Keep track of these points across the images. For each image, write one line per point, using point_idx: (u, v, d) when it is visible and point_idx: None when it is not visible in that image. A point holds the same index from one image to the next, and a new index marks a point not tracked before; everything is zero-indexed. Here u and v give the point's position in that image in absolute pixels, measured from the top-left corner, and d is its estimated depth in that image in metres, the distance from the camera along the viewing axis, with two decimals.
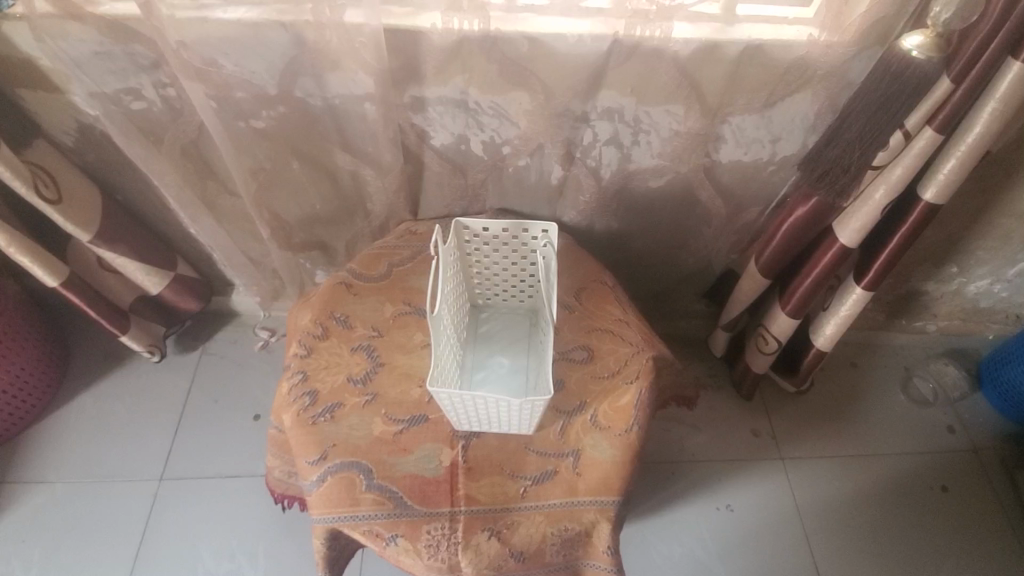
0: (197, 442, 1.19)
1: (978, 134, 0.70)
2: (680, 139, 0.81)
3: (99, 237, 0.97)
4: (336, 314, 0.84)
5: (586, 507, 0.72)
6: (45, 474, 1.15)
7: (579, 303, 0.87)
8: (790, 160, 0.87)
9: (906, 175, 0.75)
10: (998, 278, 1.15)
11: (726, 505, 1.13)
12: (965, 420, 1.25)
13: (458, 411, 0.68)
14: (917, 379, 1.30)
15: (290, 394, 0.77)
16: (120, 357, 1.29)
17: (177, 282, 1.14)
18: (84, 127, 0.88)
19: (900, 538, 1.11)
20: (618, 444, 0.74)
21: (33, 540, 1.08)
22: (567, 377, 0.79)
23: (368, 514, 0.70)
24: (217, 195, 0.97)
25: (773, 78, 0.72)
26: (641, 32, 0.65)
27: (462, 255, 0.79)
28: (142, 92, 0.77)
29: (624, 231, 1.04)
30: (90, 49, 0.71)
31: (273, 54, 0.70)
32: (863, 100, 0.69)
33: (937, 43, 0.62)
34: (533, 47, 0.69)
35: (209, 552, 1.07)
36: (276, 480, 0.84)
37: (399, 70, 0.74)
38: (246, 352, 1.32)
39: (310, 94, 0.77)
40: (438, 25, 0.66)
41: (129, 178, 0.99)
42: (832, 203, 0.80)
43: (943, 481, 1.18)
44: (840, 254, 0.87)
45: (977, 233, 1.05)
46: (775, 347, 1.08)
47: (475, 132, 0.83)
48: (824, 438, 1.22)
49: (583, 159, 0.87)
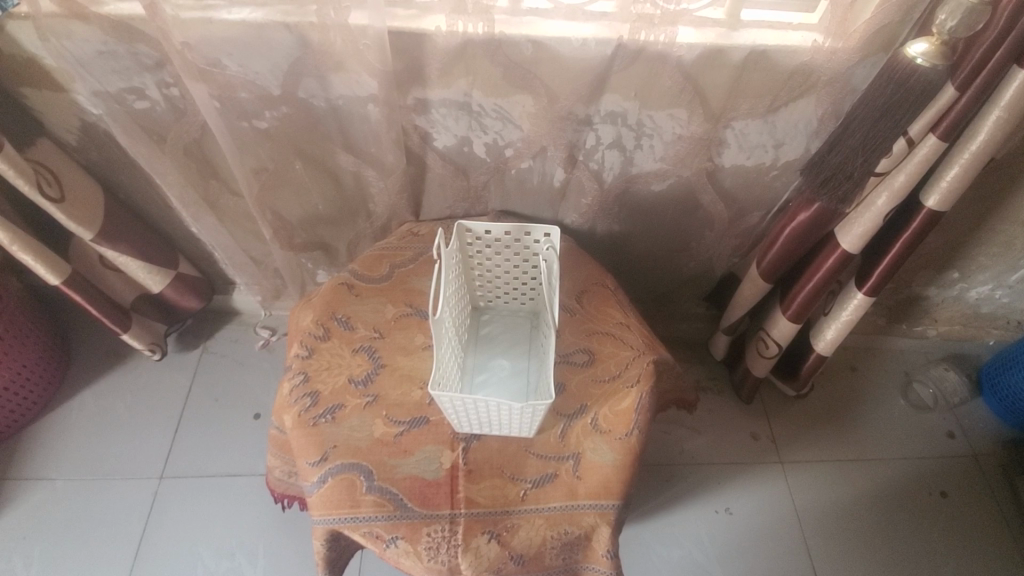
0: (198, 440, 1.19)
1: (981, 142, 0.70)
2: (683, 143, 0.81)
3: (101, 236, 0.97)
4: (337, 315, 0.84)
5: (586, 510, 0.72)
6: (47, 471, 1.15)
7: (580, 306, 0.87)
8: (793, 165, 0.87)
9: (909, 181, 0.75)
10: (999, 284, 1.15)
11: (725, 508, 1.14)
12: (965, 425, 1.25)
13: (459, 413, 0.68)
14: (917, 384, 1.30)
15: (291, 395, 0.77)
16: (121, 355, 1.29)
17: (178, 281, 1.15)
18: (87, 126, 0.88)
19: (899, 543, 1.11)
20: (618, 447, 0.74)
21: (34, 537, 1.08)
22: (568, 380, 0.79)
23: (368, 516, 0.70)
24: (219, 194, 0.97)
25: (777, 83, 0.72)
26: (645, 37, 0.64)
27: (464, 258, 0.79)
28: (146, 91, 0.77)
29: (626, 234, 1.04)
30: (94, 48, 0.71)
31: (276, 55, 0.70)
32: (867, 106, 0.69)
33: (941, 51, 0.61)
34: (537, 50, 0.69)
35: (208, 551, 1.07)
36: (276, 480, 0.84)
37: (403, 71, 0.74)
38: (247, 350, 1.32)
39: (314, 94, 0.77)
40: (442, 28, 0.66)
41: (132, 177, 0.99)
42: (835, 209, 0.80)
43: (943, 486, 1.18)
44: (842, 259, 0.87)
45: (979, 239, 1.05)
46: (776, 351, 1.08)
47: (478, 134, 0.83)
48: (824, 441, 1.22)
49: (586, 162, 0.87)
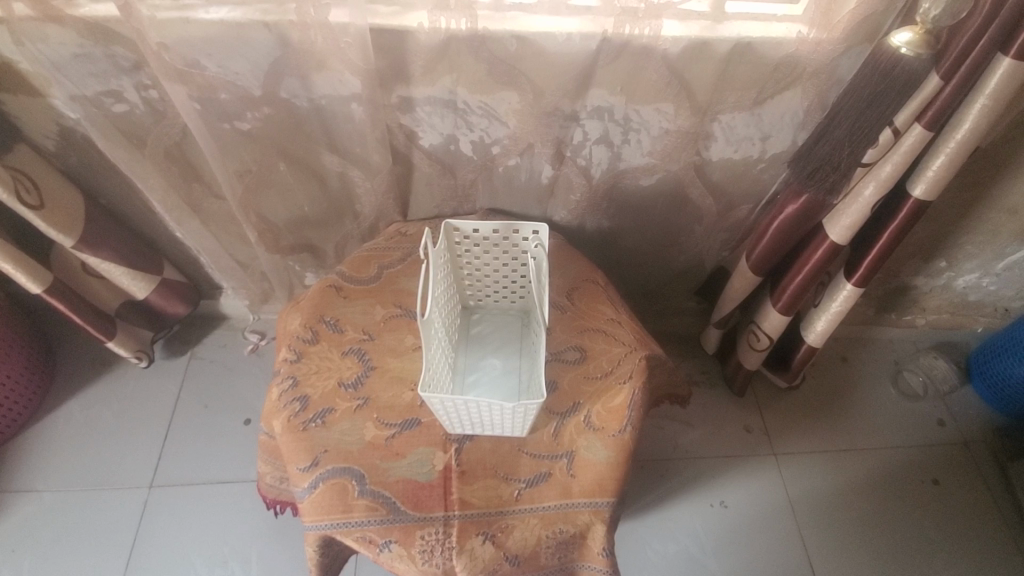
0: (188, 448, 1.18)
1: (966, 131, 0.70)
2: (670, 138, 0.81)
3: (82, 243, 0.96)
4: (326, 318, 0.83)
5: (581, 509, 0.72)
6: (34, 483, 1.13)
7: (571, 303, 0.86)
8: (781, 157, 0.87)
9: (896, 171, 0.75)
10: (986, 272, 1.16)
11: (719, 502, 1.14)
12: (955, 413, 1.26)
13: (451, 414, 0.67)
14: (906, 373, 1.31)
15: (280, 400, 0.77)
16: (107, 363, 1.27)
17: (164, 286, 1.13)
18: (65, 131, 0.86)
19: (893, 532, 1.12)
20: (612, 444, 0.74)
21: (22, 551, 1.06)
22: (560, 377, 0.78)
23: (361, 520, 0.69)
24: (202, 198, 0.95)
25: (762, 76, 0.72)
26: (630, 30, 0.64)
27: (452, 257, 0.78)
28: (124, 94, 0.76)
29: (616, 230, 1.04)
30: (69, 51, 0.69)
31: (256, 55, 0.69)
32: (853, 97, 0.69)
33: (926, 40, 0.61)
34: (522, 46, 0.68)
35: (200, 560, 1.06)
36: (268, 486, 0.84)
37: (387, 70, 0.73)
38: (235, 355, 1.30)
39: (296, 94, 0.76)
40: (425, 25, 0.65)
41: (113, 183, 0.97)
42: (823, 200, 0.80)
43: (934, 474, 1.19)
44: (831, 251, 0.87)
45: (966, 227, 1.05)
46: (767, 344, 1.08)
47: (464, 132, 0.82)
48: (816, 432, 1.23)
49: (574, 158, 0.87)
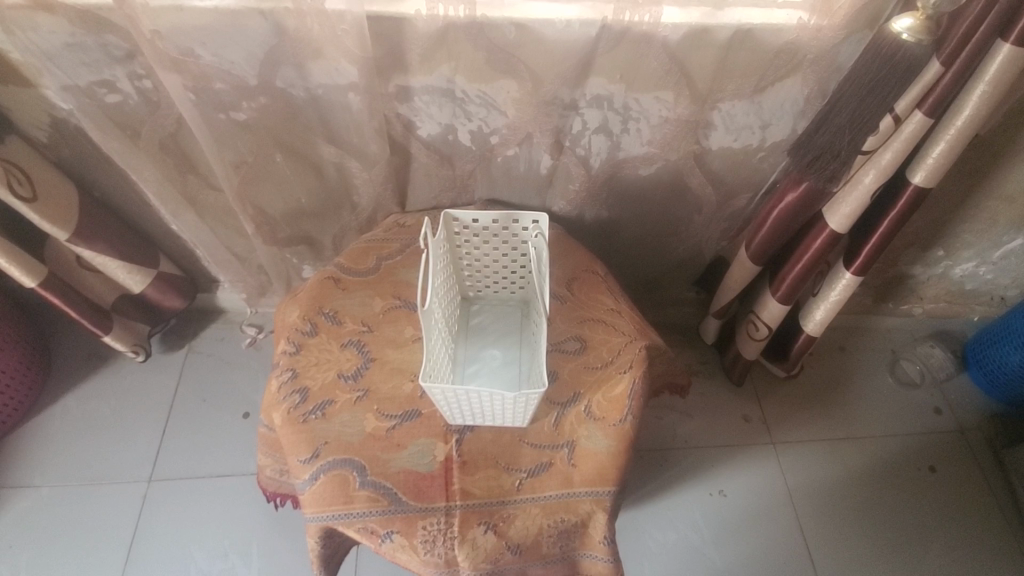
0: (186, 441, 1.17)
1: (967, 117, 0.70)
2: (669, 126, 0.81)
3: (77, 236, 0.95)
4: (324, 310, 0.82)
5: (583, 498, 0.72)
6: (31, 478, 1.12)
7: (571, 293, 0.86)
8: (780, 146, 0.86)
9: (896, 159, 0.75)
10: (983, 261, 1.16)
11: (719, 491, 1.14)
12: (952, 401, 1.27)
13: (452, 405, 0.67)
14: (904, 362, 1.32)
15: (280, 392, 0.76)
16: (103, 358, 1.26)
17: (160, 280, 1.12)
18: (58, 122, 0.85)
19: (890, 520, 1.13)
20: (613, 434, 0.74)
21: (20, 545, 1.06)
22: (561, 367, 0.78)
23: (362, 511, 0.69)
24: (198, 190, 0.94)
25: (763, 63, 0.72)
26: (630, 17, 0.64)
27: (451, 248, 0.78)
28: (118, 84, 0.75)
29: (615, 220, 1.03)
30: (61, 41, 0.68)
31: (252, 43, 0.68)
32: (853, 84, 0.69)
33: (927, 26, 0.61)
34: (521, 33, 0.67)
35: (200, 552, 1.06)
36: (268, 478, 0.84)
37: (385, 58, 0.72)
38: (233, 349, 1.30)
39: (292, 84, 0.75)
40: (423, 11, 0.64)
41: (107, 175, 0.96)
42: (822, 188, 0.80)
43: (931, 462, 1.20)
44: (829, 240, 0.87)
45: (963, 215, 1.05)
46: (766, 333, 1.08)
47: (462, 121, 0.82)
48: (813, 421, 1.23)
49: (573, 148, 0.86)
